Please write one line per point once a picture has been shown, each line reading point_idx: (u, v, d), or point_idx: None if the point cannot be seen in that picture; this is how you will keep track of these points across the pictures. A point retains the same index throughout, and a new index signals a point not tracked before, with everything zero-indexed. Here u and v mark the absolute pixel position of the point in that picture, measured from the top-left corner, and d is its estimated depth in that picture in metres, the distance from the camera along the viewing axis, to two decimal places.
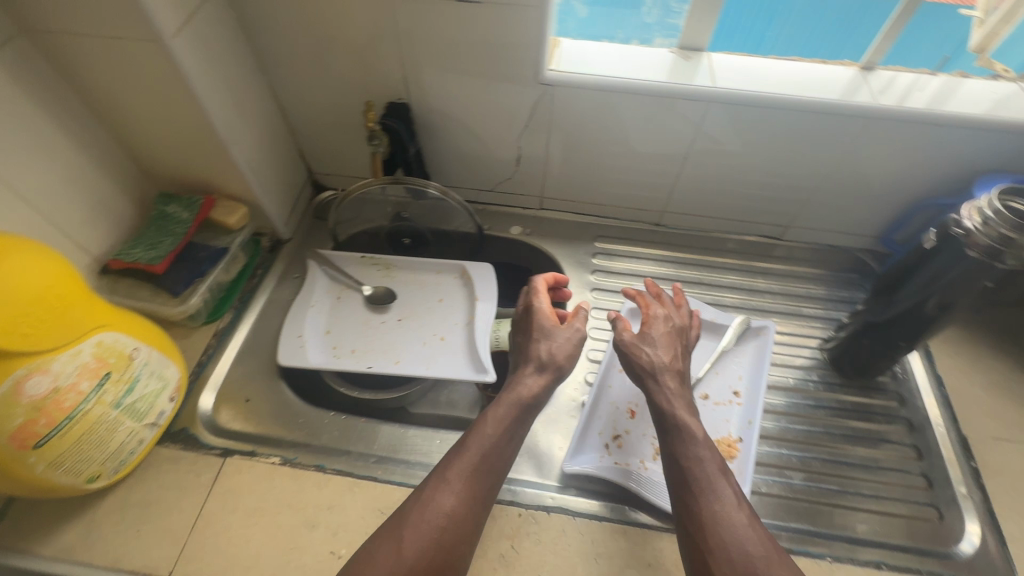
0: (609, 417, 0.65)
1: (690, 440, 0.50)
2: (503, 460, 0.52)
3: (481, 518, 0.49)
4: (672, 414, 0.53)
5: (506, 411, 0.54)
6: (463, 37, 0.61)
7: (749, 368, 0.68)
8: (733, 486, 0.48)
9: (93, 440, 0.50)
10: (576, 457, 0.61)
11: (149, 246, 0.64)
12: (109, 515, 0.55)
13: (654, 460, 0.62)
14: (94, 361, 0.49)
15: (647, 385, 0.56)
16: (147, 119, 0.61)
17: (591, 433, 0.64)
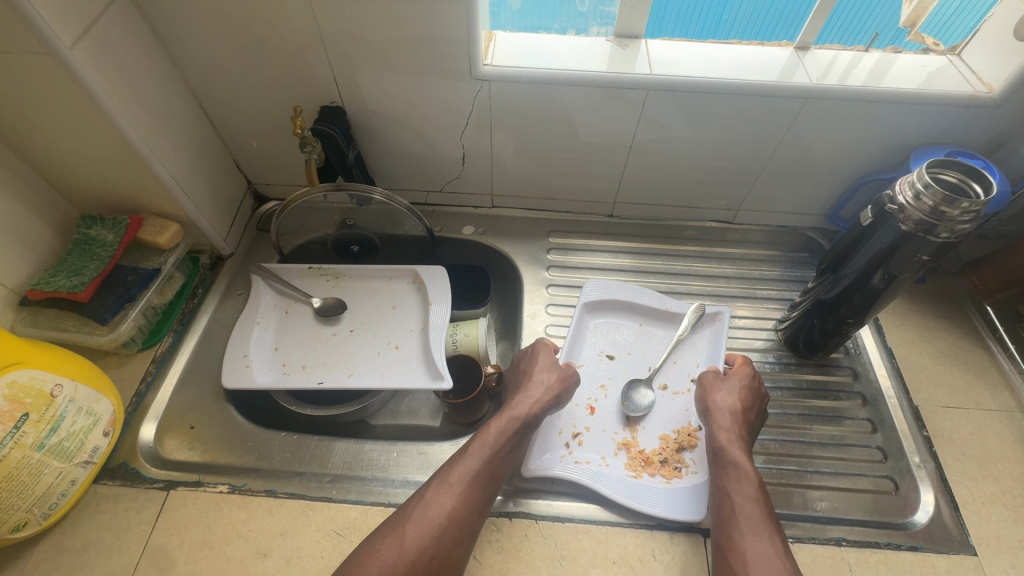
0: (568, 416, 0.64)
1: (744, 481, 0.52)
2: (504, 470, 0.53)
3: (475, 523, 0.49)
4: (728, 450, 0.55)
5: (512, 419, 0.56)
6: (391, 34, 0.59)
7: (705, 355, 0.68)
8: (780, 534, 0.49)
9: (14, 486, 0.47)
10: (536, 459, 0.59)
11: (71, 273, 0.61)
12: (44, 563, 0.51)
13: (614, 456, 0.61)
14: (5, 402, 0.46)
15: (710, 419, 0.58)
16: (56, 138, 0.57)
17: (552, 433, 0.62)
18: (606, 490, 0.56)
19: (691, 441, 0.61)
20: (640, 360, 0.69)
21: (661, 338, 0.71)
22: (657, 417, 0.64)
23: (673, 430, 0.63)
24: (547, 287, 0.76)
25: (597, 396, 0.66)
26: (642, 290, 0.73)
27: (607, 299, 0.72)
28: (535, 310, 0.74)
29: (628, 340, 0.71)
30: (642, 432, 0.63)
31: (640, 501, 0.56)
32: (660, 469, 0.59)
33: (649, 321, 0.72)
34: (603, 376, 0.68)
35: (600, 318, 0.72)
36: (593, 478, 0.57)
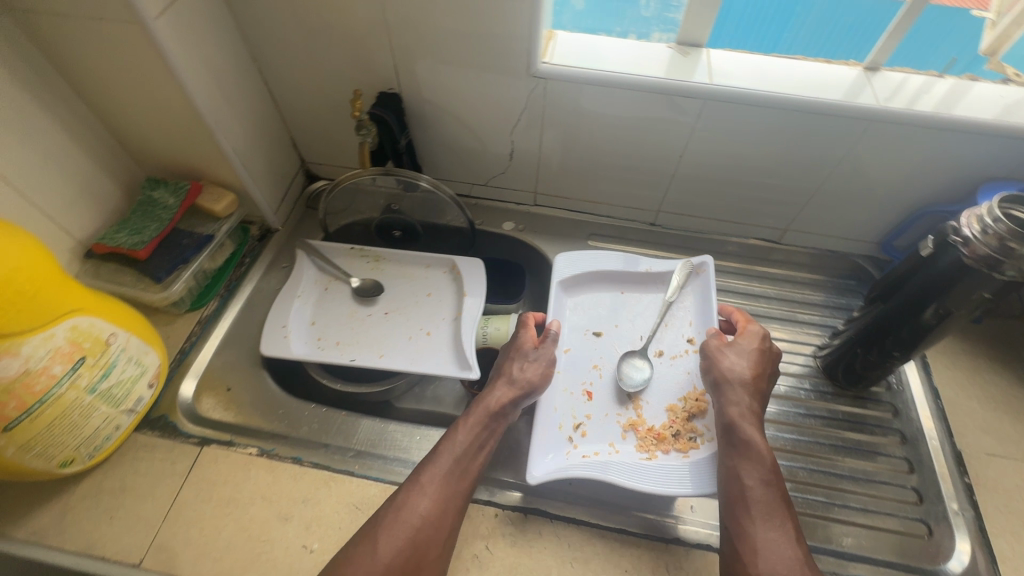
0: (567, 410, 0.61)
1: (754, 461, 0.50)
2: (475, 467, 0.53)
3: (455, 521, 0.50)
4: (739, 425, 0.52)
5: (482, 416, 0.55)
6: (454, 27, 0.60)
7: (697, 312, 0.67)
8: (793, 521, 0.47)
9: (66, 424, 0.50)
10: (536, 464, 0.56)
11: (133, 232, 0.64)
12: (84, 500, 0.54)
13: (623, 441, 0.59)
14: (67, 345, 0.49)
15: (721, 391, 0.56)
16: (133, 103, 0.60)
17: (551, 430, 0.59)
18: (623, 478, 0.53)
19: (699, 406, 0.59)
20: (625, 330, 0.68)
21: (645, 306, 0.70)
22: (661, 389, 0.62)
23: (679, 398, 0.61)
24: None
25: (593, 376, 0.64)
26: (617, 254, 0.71)
27: (583, 273, 0.70)
28: None
29: (610, 311, 0.69)
30: (646, 407, 0.61)
31: (661, 483, 0.53)
32: (674, 443, 0.57)
33: (629, 287, 0.71)
34: (594, 353, 0.66)
35: (579, 295, 0.71)
36: (606, 472, 0.54)
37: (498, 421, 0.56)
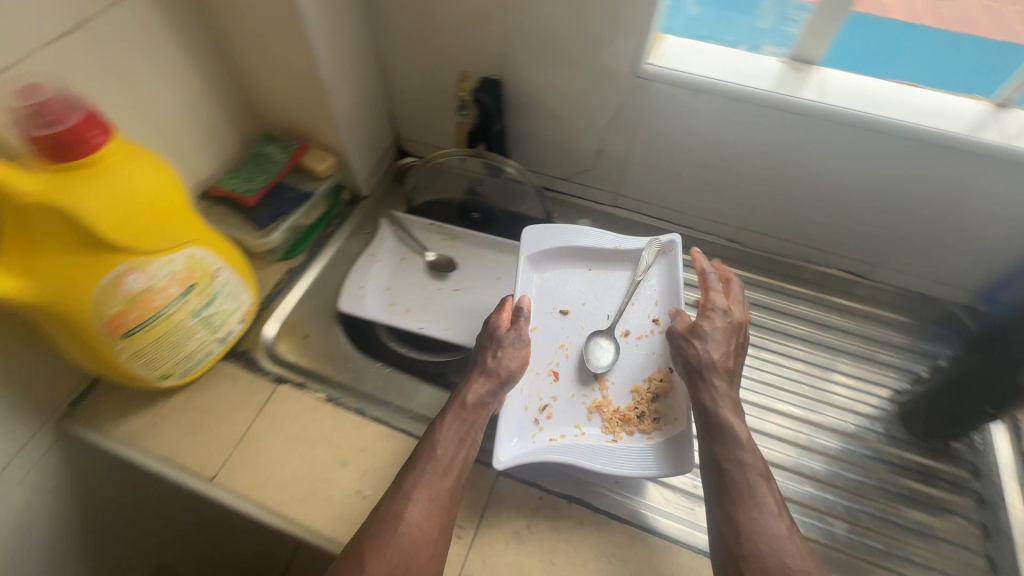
0: (532, 390, 0.63)
1: (732, 445, 0.52)
2: (458, 463, 0.52)
3: (446, 518, 0.50)
4: (716, 414, 0.54)
5: (462, 415, 0.54)
6: (567, 20, 0.61)
7: (663, 291, 0.68)
8: (774, 495, 0.49)
9: (170, 341, 0.55)
10: (503, 448, 0.56)
11: (245, 179, 0.69)
12: (172, 413, 0.60)
13: (589, 424, 0.60)
14: (184, 271, 0.54)
15: (698, 374, 0.56)
16: (264, 63, 0.66)
17: (517, 413, 0.60)
18: (592, 461, 0.55)
19: (662, 388, 0.61)
20: (593, 308, 0.69)
21: (611, 284, 0.70)
22: (625, 369, 0.64)
23: (645, 378, 0.63)
24: None
25: (560, 356, 0.65)
26: (584, 229, 0.71)
27: (549, 249, 0.70)
28: None
29: (575, 288, 0.70)
30: (612, 387, 0.63)
31: (628, 464, 0.55)
32: (638, 423, 0.59)
33: (598, 263, 0.71)
34: (560, 333, 0.67)
35: (547, 269, 0.71)
36: (574, 458, 0.55)
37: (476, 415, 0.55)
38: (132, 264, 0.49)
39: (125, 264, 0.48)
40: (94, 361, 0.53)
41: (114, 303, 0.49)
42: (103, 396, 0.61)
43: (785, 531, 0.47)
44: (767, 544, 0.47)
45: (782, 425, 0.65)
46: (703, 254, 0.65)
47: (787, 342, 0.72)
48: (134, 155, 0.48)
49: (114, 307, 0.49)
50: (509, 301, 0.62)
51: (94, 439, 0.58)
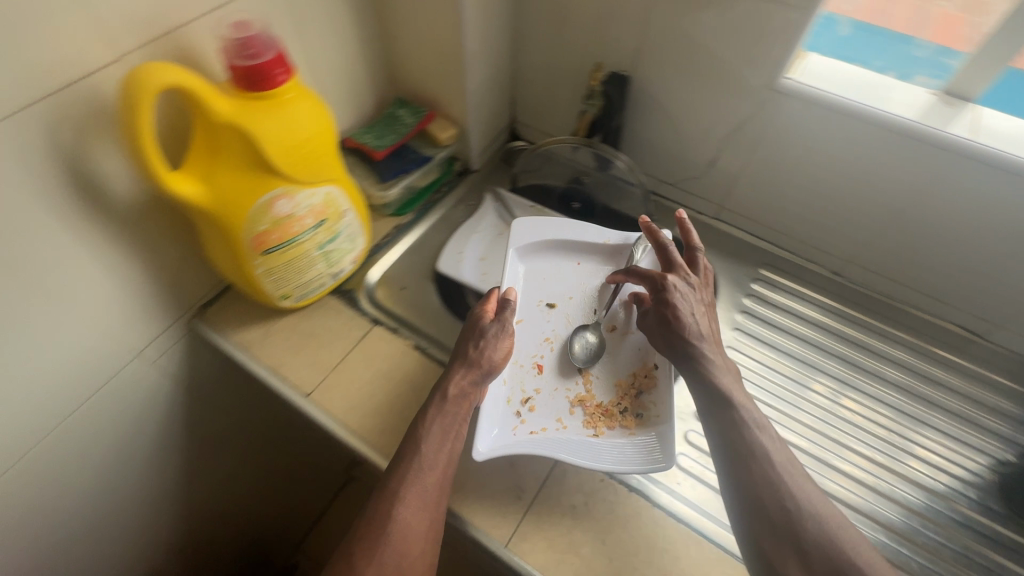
0: (515, 383, 0.64)
1: (727, 405, 0.54)
2: (444, 457, 0.54)
3: (436, 513, 0.52)
4: (709, 379, 0.56)
5: (443, 413, 0.55)
6: (713, 24, 0.62)
7: None
8: (772, 439, 0.52)
9: (296, 265, 0.62)
10: (484, 438, 0.56)
11: (377, 135, 0.75)
12: (282, 331, 0.67)
13: (570, 417, 0.61)
14: (322, 206, 0.60)
15: (685, 350, 0.57)
16: (416, 32, 0.71)
17: (499, 405, 0.61)
18: (571, 452, 0.55)
19: (647, 383, 0.62)
20: (576, 303, 0.70)
21: (592, 280, 0.72)
22: (607, 366, 0.65)
23: (629, 374, 0.64)
24: (738, 312, 0.75)
25: (544, 349, 0.67)
26: (570, 222, 0.73)
27: (539, 242, 0.72)
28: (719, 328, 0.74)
29: (559, 282, 0.72)
30: (595, 382, 0.64)
31: (609, 458, 0.55)
32: (619, 417, 0.60)
33: (583, 258, 0.73)
34: (543, 326, 0.69)
35: (537, 263, 0.73)
36: (552, 448, 0.55)
37: (457, 412, 0.56)
38: (285, 190, 0.55)
39: (280, 189, 0.55)
40: (234, 270, 0.60)
41: (264, 222, 0.55)
42: (228, 304, 0.69)
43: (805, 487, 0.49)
44: (789, 502, 0.48)
45: (861, 467, 0.62)
46: (686, 216, 0.64)
47: (880, 386, 0.68)
48: (306, 96, 0.54)
49: (262, 225, 0.55)
50: (495, 294, 0.63)
51: (216, 339, 0.66)
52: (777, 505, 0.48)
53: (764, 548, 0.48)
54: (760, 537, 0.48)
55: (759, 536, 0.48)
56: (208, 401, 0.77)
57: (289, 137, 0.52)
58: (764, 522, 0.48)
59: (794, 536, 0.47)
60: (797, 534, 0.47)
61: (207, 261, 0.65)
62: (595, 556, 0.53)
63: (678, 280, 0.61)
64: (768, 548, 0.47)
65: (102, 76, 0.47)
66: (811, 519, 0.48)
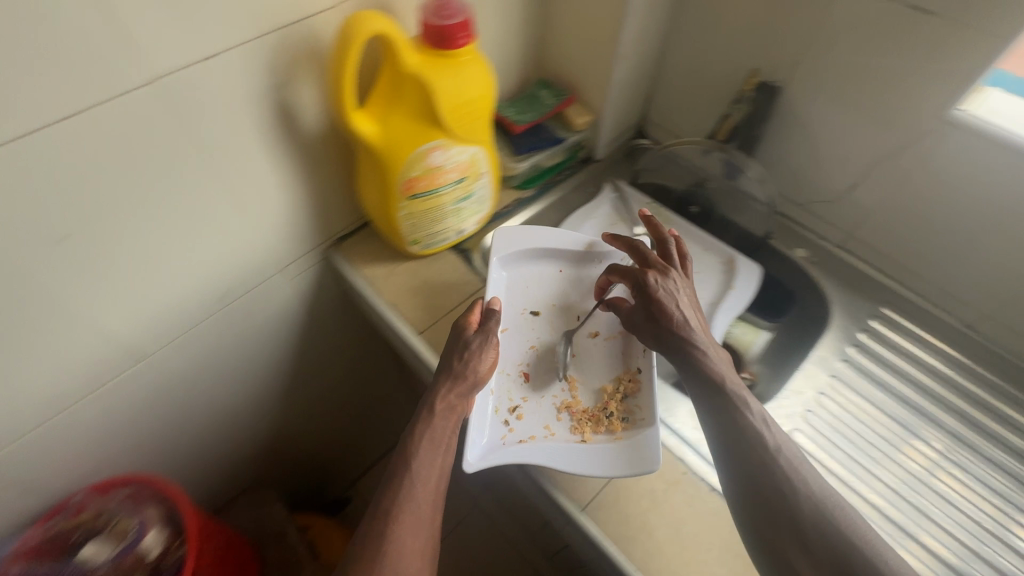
0: (503, 392, 0.65)
1: (723, 397, 0.54)
2: (433, 470, 0.55)
3: (426, 526, 0.52)
4: (703, 371, 0.56)
5: (433, 429, 0.56)
6: (889, 44, 0.60)
7: None
8: (774, 431, 0.52)
9: (431, 214, 0.67)
10: (473, 450, 0.57)
11: (518, 110, 0.79)
12: (404, 274, 0.73)
13: (556, 422, 0.62)
14: (467, 164, 0.65)
15: (672, 340, 0.59)
16: (577, 18, 0.75)
17: (486, 415, 0.62)
18: (561, 462, 0.56)
19: (631, 388, 0.64)
20: (560, 309, 0.72)
21: (574, 283, 0.73)
22: (590, 371, 0.67)
23: (614, 379, 0.66)
24: (850, 345, 0.73)
25: (531, 356, 0.68)
26: (553, 230, 0.73)
27: (523, 252, 0.72)
28: (824, 356, 0.72)
29: (543, 288, 0.73)
30: (581, 388, 0.66)
31: (595, 465, 0.56)
32: (605, 422, 0.61)
33: (567, 263, 0.74)
34: (528, 333, 0.69)
35: (522, 273, 0.73)
36: (539, 454, 0.56)
37: (446, 422, 0.57)
38: (443, 143, 0.60)
39: (440, 141, 0.60)
40: (379, 208, 0.66)
41: (418, 168, 0.61)
42: (361, 241, 0.76)
43: (801, 472, 0.50)
44: (784, 486, 0.49)
45: (964, 529, 0.59)
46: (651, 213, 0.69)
47: (996, 451, 0.64)
48: (480, 60, 0.58)
49: (416, 171, 0.61)
50: (479, 304, 0.63)
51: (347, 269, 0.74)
52: (774, 490, 0.49)
53: (764, 533, 0.49)
54: (760, 522, 0.49)
55: (758, 521, 0.49)
56: (326, 327, 0.85)
57: (459, 95, 0.57)
58: (762, 508, 0.49)
59: (792, 522, 0.48)
60: (797, 522, 0.47)
61: (356, 199, 0.72)
62: (668, 540, 0.55)
63: (659, 272, 0.63)
64: (769, 535, 0.49)
65: (321, 19, 0.54)
66: (810, 505, 0.48)
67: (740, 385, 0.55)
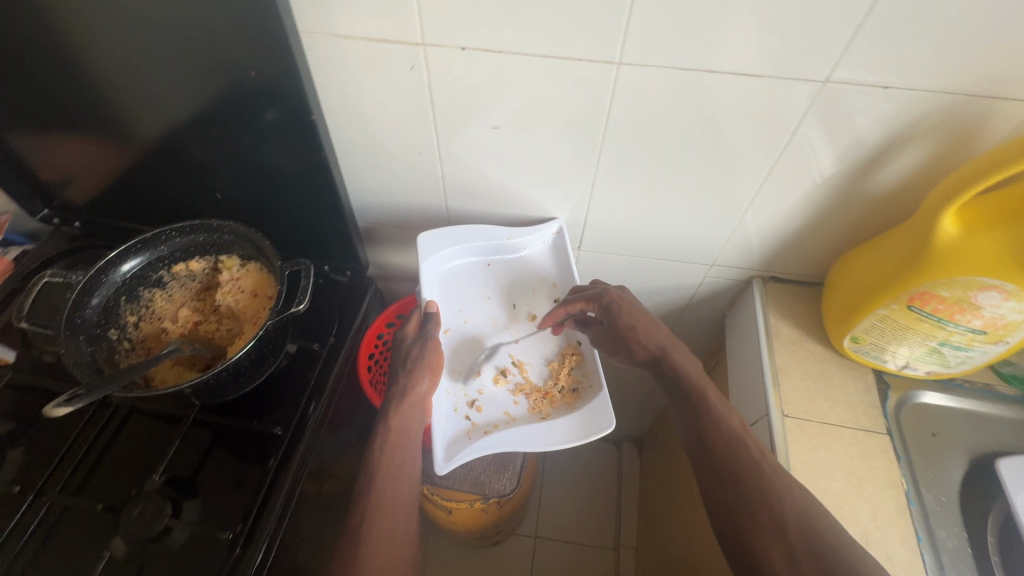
0: (458, 390, 0.72)
1: (707, 412, 0.60)
2: (402, 465, 0.63)
3: (402, 519, 0.60)
4: (692, 383, 0.63)
5: (389, 442, 0.64)
6: None
7: (552, 256, 0.78)
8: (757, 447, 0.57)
9: (902, 332, 0.59)
10: (444, 452, 0.67)
11: None
12: (806, 351, 0.67)
13: (514, 404, 0.72)
14: (1002, 323, 0.53)
15: (654, 358, 0.67)
16: None
17: (446, 415, 0.70)
18: (527, 442, 0.67)
19: (574, 361, 0.75)
20: (496, 303, 0.78)
21: (506, 271, 0.79)
22: (526, 352, 0.76)
23: (555, 354, 0.76)
24: None
25: (475, 352, 0.75)
26: (472, 227, 0.76)
27: (449, 254, 0.76)
28: None
29: (477, 284, 0.78)
30: (530, 367, 0.75)
31: (555, 436, 0.67)
32: (557, 398, 0.72)
33: (494, 256, 0.79)
34: (465, 331, 0.76)
35: (457, 269, 0.78)
36: (507, 439, 0.67)
37: (403, 431, 0.65)
38: (1009, 290, 0.50)
39: (1008, 286, 0.50)
40: (862, 288, 0.61)
41: (953, 291, 0.52)
42: (793, 299, 0.74)
43: (786, 487, 0.53)
44: (769, 493, 0.53)
45: None
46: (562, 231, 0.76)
47: None
48: None
49: (947, 292, 0.52)
50: (416, 313, 0.73)
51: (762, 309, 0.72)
52: (758, 512, 0.52)
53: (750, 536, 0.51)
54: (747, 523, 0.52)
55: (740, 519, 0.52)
56: (687, 316, 0.89)
57: None
58: (744, 510, 0.52)
59: (778, 528, 0.51)
60: (784, 529, 0.51)
61: (843, 258, 0.69)
62: None
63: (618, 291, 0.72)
64: (748, 551, 0.51)
65: (1003, 102, 0.51)
66: (794, 511, 0.51)
67: (717, 399, 0.61)
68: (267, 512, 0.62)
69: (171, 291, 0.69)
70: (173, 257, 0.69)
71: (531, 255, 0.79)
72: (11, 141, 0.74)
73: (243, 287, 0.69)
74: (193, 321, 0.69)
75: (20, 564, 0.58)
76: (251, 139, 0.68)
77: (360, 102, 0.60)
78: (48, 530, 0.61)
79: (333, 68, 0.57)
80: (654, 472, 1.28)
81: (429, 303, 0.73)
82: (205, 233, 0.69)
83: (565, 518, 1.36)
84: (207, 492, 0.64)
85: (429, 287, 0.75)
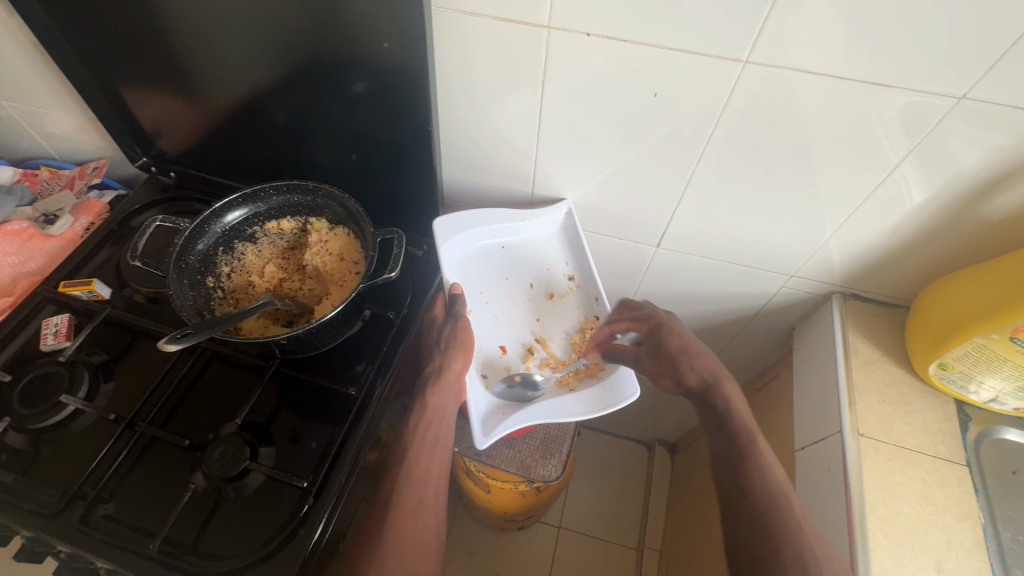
0: (488, 367, 0.73)
1: (749, 451, 0.59)
2: (431, 444, 0.65)
3: (429, 497, 0.61)
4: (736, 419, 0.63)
5: (423, 417, 0.66)
6: None
7: (566, 238, 0.80)
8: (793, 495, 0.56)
9: (996, 364, 0.57)
10: (488, 428, 0.68)
11: None
12: (885, 374, 0.66)
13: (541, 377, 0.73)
14: None
15: (697, 388, 0.66)
16: None
17: (480, 392, 0.71)
18: (563, 412, 0.68)
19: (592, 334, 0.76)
20: (514, 283, 0.79)
21: (519, 254, 0.80)
22: (546, 329, 0.77)
23: (576, 326, 0.77)
24: None
25: (496, 335, 0.75)
26: (480, 212, 0.78)
27: (468, 236, 0.78)
28: None
29: (493, 266, 0.79)
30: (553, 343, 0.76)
31: (586, 407, 0.69)
32: (582, 370, 0.74)
33: (507, 238, 0.80)
34: (488, 312, 0.76)
35: (475, 250, 0.79)
36: (542, 411, 0.68)
37: (439, 408, 0.67)
38: None
39: None
40: (955, 317, 0.59)
41: None
42: (871, 321, 0.73)
43: (811, 541, 0.53)
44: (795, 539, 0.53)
45: None
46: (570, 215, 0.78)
47: None
48: None
49: None
50: (443, 297, 0.76)
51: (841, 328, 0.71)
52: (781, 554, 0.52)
53: None
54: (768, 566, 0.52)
55: (766, 556, 0.52)
56: (752, 325, 0.88)
57: None
58: (766, 554, 0.52)
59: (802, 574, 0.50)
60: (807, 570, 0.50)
61: (931, 286, 0.68)
62: None
63: (662, 319, 0.71)
64: None
65: None
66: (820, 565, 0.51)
67: (763, 441, 0.61)
68: (339, 466, 0.64)
69: (261, 247, 0.72)
70: (269, 214, 0.72)
71: (542, 236, 0.81)
72: (121, 90, 0.78)
73: (331, 250, 0.71)
74: (278, 278, 0.71)
75: (113, 485, 0.62)
76: (349, 109, 0.69)
77: (469, 81, 0.62)
78: (137, 457, 0.64)
79: (456, 48, 0.59)
80: (685, 477, 1.28)
81: (453, 284, 0.74)
82: (302, 194, 0.72)
83: (590, 513, 1.37)
84: (282, 442, 0.67)
85: (450, 270, 0.76)
